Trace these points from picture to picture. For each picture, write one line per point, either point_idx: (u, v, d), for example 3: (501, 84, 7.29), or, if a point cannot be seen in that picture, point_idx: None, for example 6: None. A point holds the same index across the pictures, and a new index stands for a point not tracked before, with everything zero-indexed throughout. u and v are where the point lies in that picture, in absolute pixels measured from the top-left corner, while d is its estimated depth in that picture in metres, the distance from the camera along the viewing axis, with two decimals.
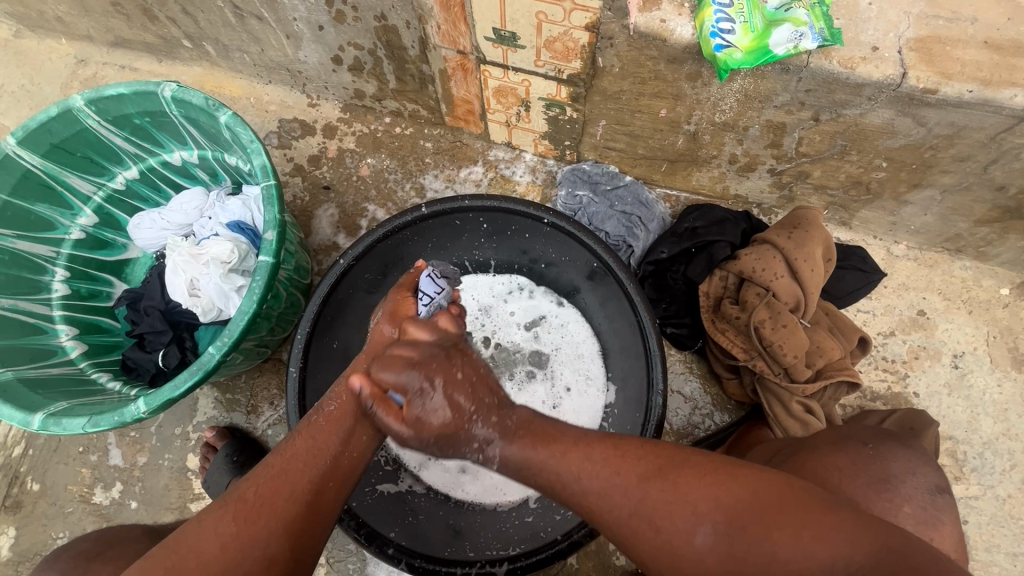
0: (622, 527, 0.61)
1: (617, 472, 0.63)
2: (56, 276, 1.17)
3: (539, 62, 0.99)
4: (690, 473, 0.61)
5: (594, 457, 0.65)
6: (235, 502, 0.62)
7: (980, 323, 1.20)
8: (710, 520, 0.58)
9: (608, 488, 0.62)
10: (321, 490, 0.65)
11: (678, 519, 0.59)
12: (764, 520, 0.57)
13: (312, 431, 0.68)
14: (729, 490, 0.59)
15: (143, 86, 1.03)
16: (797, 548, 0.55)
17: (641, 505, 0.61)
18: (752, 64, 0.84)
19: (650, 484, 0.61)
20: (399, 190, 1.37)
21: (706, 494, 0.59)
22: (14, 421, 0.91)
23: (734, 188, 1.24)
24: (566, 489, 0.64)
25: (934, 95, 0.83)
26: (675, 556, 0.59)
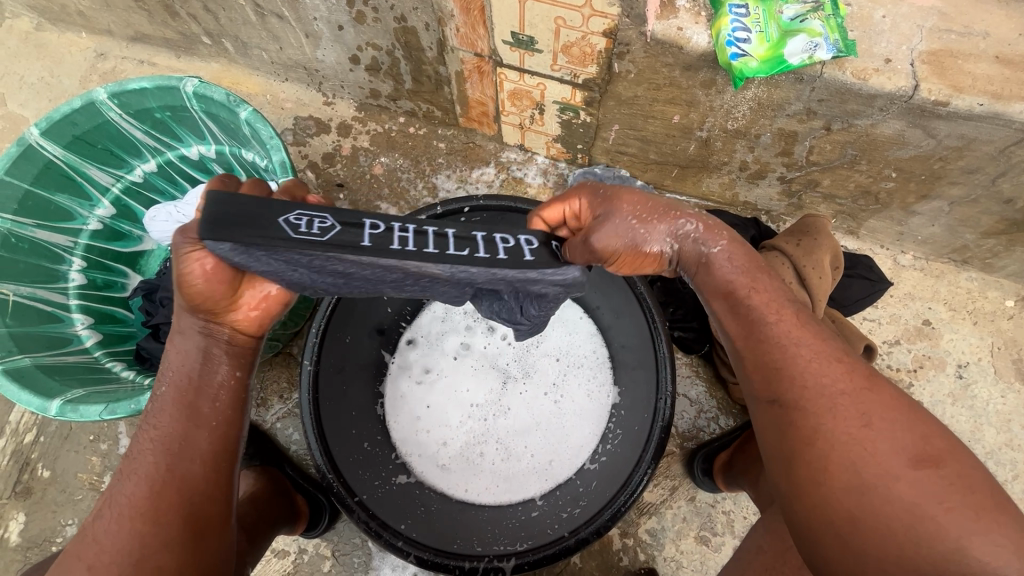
0: (833, 401, 0.62)
1: (850, 364, 0.65)
2: (73, 265, 1.19)
3: (555, 66, 1.01)
4: (921, 417, 0.62)
5: (816, 344, 0.66)
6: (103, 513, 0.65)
7: (985, 334, 1.21)
8: (922, 455, 0.59)
9: (838, 368, 0.64)
10: (183, 477, 0.65)
11: (900, 434, 0.60)
12: (963, 485, 0.58)
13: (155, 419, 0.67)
14: (946, 450, 0.60)
15: (165, 81, 1.05)
16: (973, 525, 0.55)
17: (866, 408, 0.62)
18: (766, 73, 0.85)
19: (879, 393, 0.63)
20: (411, 189, 1.38)
21: (936, 439, 0.60)
22: (31, 407, 0.93)
23: (743, 195, 1.25)
24: (775, 333, 0.66)
25: (945, 107, 0.85)
26: (864, 461, 0.60)
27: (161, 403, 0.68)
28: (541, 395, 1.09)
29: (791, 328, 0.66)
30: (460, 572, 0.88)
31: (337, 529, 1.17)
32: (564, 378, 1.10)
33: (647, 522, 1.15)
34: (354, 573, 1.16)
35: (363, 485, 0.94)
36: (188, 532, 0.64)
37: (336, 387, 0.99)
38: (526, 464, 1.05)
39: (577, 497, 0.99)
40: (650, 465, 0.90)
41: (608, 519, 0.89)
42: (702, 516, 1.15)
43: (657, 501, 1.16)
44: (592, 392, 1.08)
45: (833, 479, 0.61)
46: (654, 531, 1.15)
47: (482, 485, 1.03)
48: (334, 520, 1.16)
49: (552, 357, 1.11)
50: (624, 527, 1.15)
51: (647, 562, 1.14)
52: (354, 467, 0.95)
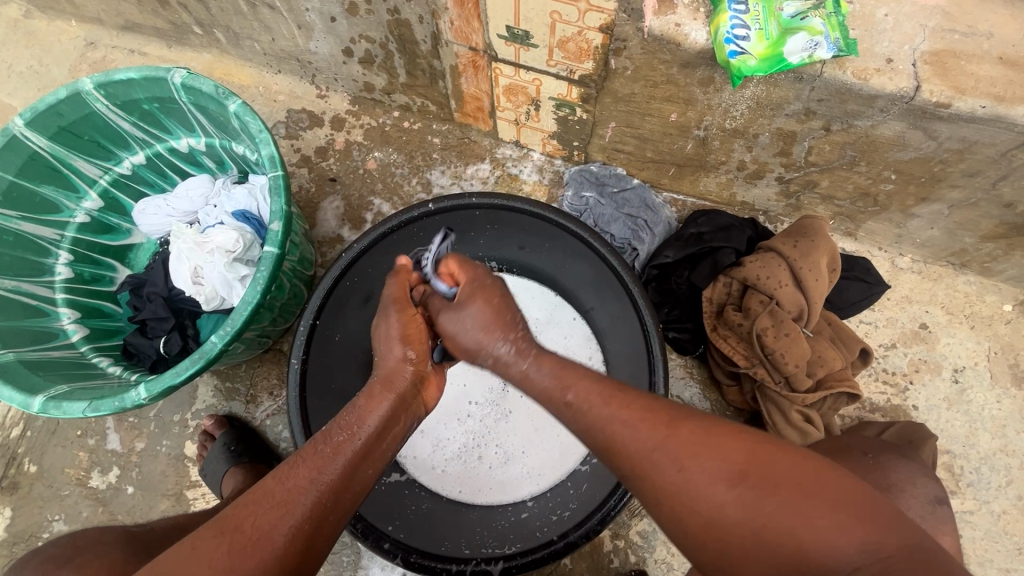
0: (647, 456, 0.59)
1: (650, 411, 0.62)
2: (60, 259, 1.17)
3: (551, 61, 0.99)
4: (713, 427, 0.58)
5: (631, 399, 0.63)
6: (229, 534, 0.57)
7: (982, 338, 1.20)
8: (736, 468, 0.54)
9: (639, 419, 0.61)
10: (320, 521, 0.60)
11: (704, 459, 0.56)
12: (799, 484, 0.52)
13: (314, 465, 0.63)
14: (769, 458, 0.55)
15: (152, 71, 1.03)
16: (829, 521, 0.49)
17: (666, 448, 0.58)
18: (766, 72, 0.83)
19: (680, 430, 0.58)
20: (405, 184, 1.37)
21: (741, 447, 0.56)
22: (13, 403, 0.91)
23: (740, 194, 1.23)
24: (593, 409, 0.64)
25: (946, 109, 0.83)
26: (696, 500, 0.55)
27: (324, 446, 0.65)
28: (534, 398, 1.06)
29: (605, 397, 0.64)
30: None
31: None
32: None
33: (639, 524, 1.14)
34: (342, 572, 1.15)
35: None
36: None
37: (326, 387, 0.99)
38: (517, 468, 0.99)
39: (566, 498, 0.95)
40: None
41: (598, 522, 0.89)
42: None
43: None
44: None
45: (694, 530, 0.55)
46: (645, 532, 1.14)
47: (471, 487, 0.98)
48: None
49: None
50: (615, 529, 1.14)
51: (638, 564, 1.13)
52: None
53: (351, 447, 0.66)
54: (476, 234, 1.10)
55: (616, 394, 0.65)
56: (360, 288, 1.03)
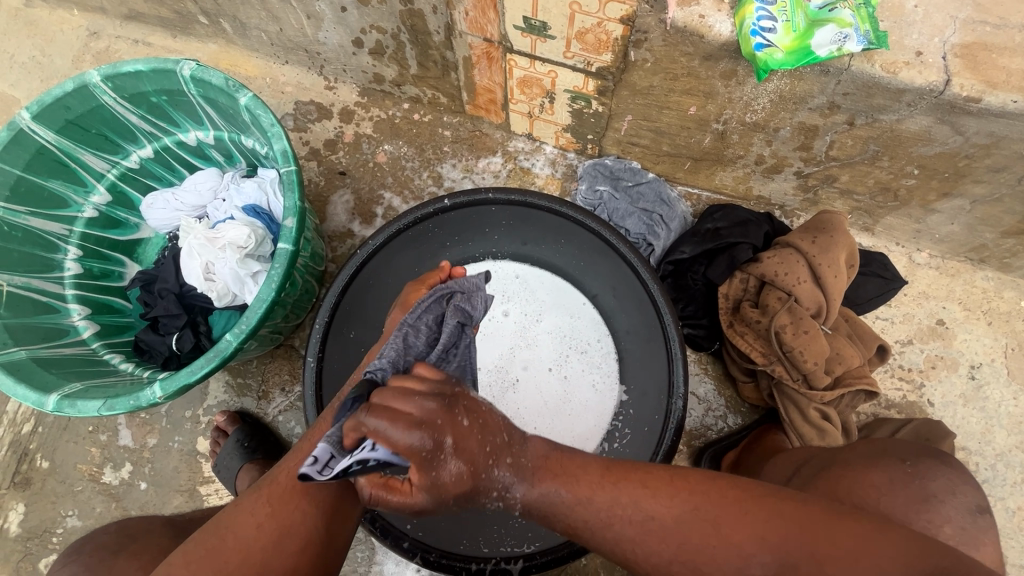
0: (666, 566, 0.59)
1: (653, 518, 0.60)
2: (69, 254, 1.15)
3: (568, 53, 0.97)
4: (723, 505, 0.60)
5: (629, 495, 0.61)
6: (269, 486, 0.67)
7: (999, 334, 1.19)
8: (760, 554, 0.56)
9: (643, 534, 0.60)
10: (347, 474, 0.69)
11: (726, 554, 0.57)
12: (814, 544, 0.55)
13: (334, 419, 0.72)
14: (788, 531, 0.57)
15: (161, 64, 1.01)
16: (853, 572, 0.53)
17: (681, 554, 0.58)
18: (792, 65, 0.82)
19: (690, 526, 0.59)
20: (416, 178, 1.35)
21: (748, 529, 0.57)
22: (28, 401, 0.90)
23: (757, 188, 1.21)
24: (589, 532, 0.61)
25: (977, 104, 0.81)
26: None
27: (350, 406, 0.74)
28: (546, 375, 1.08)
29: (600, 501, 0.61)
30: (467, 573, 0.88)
31: None
32: (565, 358, 1.09)
33: None
34: (357, 567, 1.15)
35: None
36: (318, 540, 0.65)
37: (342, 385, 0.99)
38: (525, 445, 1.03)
39: None
40: None
41: None
42: None
43: None
44: (598, 383, 1.06)
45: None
46: None
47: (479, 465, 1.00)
48: None
49: (553, 337, 1.10)
50: None
51: None
52: None
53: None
54: (491, 230, 1.09)
55: (615, 480, 0.62)
56: (377, 281, 1.02)
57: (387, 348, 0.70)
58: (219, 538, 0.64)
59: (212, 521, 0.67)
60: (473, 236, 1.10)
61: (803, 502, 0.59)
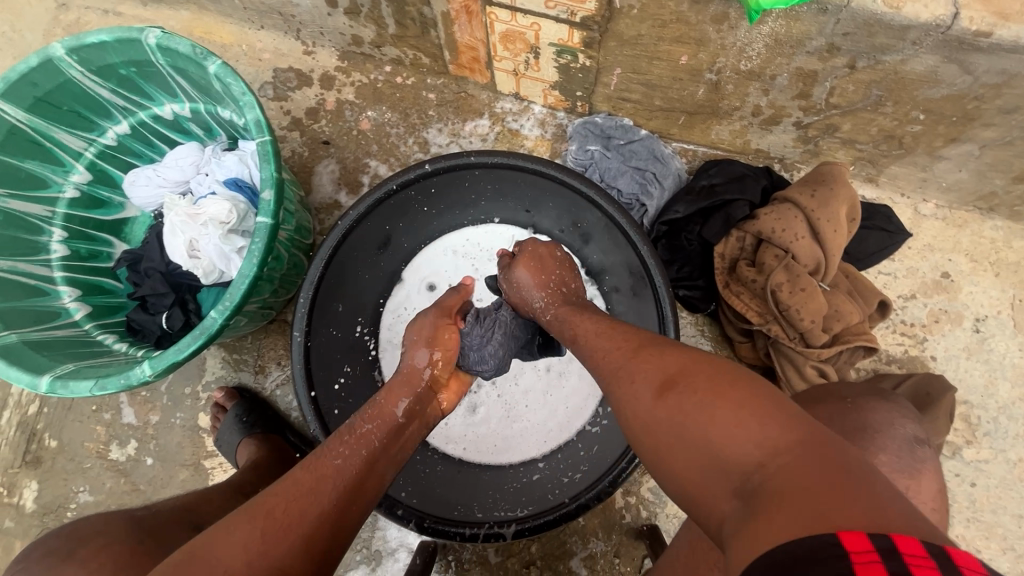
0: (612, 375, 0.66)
1: (625, 340, 0.69)
2: (54, 236, 1.14)
3: (550, 3, 0.91)
4: (678, 359, 0.61)
5: (607, 359, 0.70)
6: (264, 517, 0.57)
7: (1006, 286, 1.15)
8: (660, 381, 0.59)
9: (612, 350, 0.69)
10: (351, 510, 0.62)
11: (647, 375, 0.61)
12: (720, 397, 0.53)
13: (340, 450, 0.66)
14: (712, 381, 0.56)
15: (125, 33, 0.96)
16: (731, 420, 0.51)
17: (629, 397, 0.62)
18: (787, 4, 0.76)
19: (641, 356, 0.64)
20: (401, 145, 1.31)
21: (677, 360, 0.60)
22: (21, 383, 0.91)
23: (755, 142, 1.16)
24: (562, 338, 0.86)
25: (987, 39, 0.76)
26: (661, 438, 0.56)
27: (351, 442, 0.67)
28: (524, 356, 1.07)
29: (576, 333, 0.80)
30: (460, 539, 0.86)
31: None
32: None
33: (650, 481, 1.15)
34: (360, 533, 1.18)
35: None
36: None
37: (328, 356, 0.98)
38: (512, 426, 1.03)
39: (577, 462, 0.95)
40: None
41: (608, 484, 0.86)
42: None
43: None
44: None
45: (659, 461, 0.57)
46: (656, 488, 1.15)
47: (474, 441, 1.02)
48: None
49: None
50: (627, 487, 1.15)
51: (649, 519, 1.15)
52: None
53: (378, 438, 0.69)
54: (477, 198, 1.09)
55: (615, 357, 0.68)
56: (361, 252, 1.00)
57: (415, 383, 0.79)
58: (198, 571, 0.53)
59: (196, 542, 0.56)
60: (460, 201, 1.08)
61: (746, 374, 0.55)
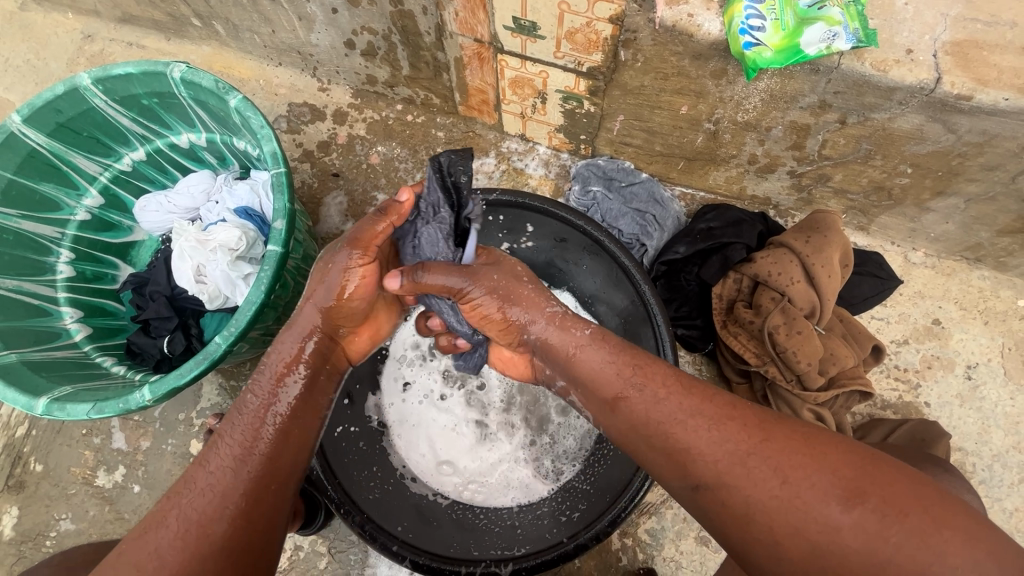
0: (732, 472, 0.59)
1: (736, 420, 0.62)
2: (61, 257, 1.15)
3: (559, 53, 0.96)
4: (832, 450, 0.57)
5: (706, 412, 0.63)
6: (157, 524, 0.62)
7: (995, 334, 1.18)
8: (846, 493, 0.54)
9: (725, 434, 0.61)
10: (262, 493, 0.66)
11: (817, 477, 0.56)
12: (925, 507, 0.52)
13: (237, 432, 0.68)
14: (880, 464, 0.56)
15: (151, 66, 1.01)
16: (964, 551, 0.50)
17: (765, 450, 0.59)
18: (782, 64, 0.81)
19: (779, 441, 0.59)
20: (409, 179, 1.34)
21: (849, 462, 0.56)
22: (17, 405, 0.90)
23: (751, 188, 1.21)
24: (666, 427, 0.64)
25: (968, 102, 0.81)
26: (807, 520, 0.54)
27: (246, 418, 0.69)
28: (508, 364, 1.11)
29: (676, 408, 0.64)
30: None
31: (332, 526, 1.17)
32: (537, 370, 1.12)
33: (647, 522, 1.13)
34: (350, 570, 1.16)
35: (358, 489, 0.91)
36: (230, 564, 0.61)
37: None
38: (485, 467, 1.02)
39: (578, 500, 0.94)
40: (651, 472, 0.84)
41: (608, 524, 0.85)
42: None
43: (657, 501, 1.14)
44: None
45: (786, 545, 0.55)
46: (653, 530, 1.14)
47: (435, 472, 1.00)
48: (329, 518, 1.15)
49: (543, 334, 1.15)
50: (624, 527, 1.14)
51: (645, 562, 1.13)
52: (348, 467, 0.92)
53: (264, 422, 0.69)
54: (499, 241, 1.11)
55: (685, 386, 0.66)
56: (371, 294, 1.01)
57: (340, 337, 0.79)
58: None
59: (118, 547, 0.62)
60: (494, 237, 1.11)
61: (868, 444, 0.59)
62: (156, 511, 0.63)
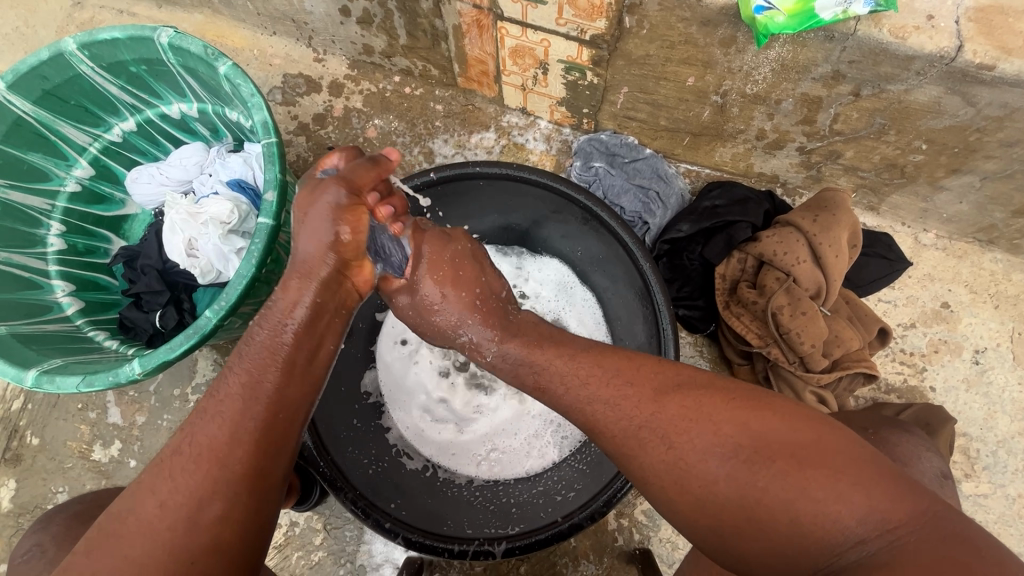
0: (630, 439, 0.62)
1: (629, 386, 0.65)
2: (52, 229, 1.13)
3: (560, 20, 0.92)
4: (708, 400, 0.61)
5: (608, 374, 0.66)
6: (171, 455, 0.61)
7: (1006, 318, 1.15)
8: (729, 446, 0.57)
9: (618, 398, 0.64)
10: (271, 429, 0.64)
11: (696, 434, 0.59)
12: (793, 450, 0.55)
13: (250, 365, 0.65)
14: (753, 413, 0.59)
15: (138, 30, 0.97)
16: (828, 487, 0.53)
17: (656, 422, 0.62)
18: (794, 30, 0.77)
19: (667, 402, 0.62)
20: (406, 154, 1.31)
21: (728, 415, 0.59)
22: (7, 377, 0.89)
23: (758, 166, 1.17)
24: (573, 394, 0.67)
25: (990, 72, 0.77)
26: (689, 475, 0.58)
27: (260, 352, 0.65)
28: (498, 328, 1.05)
29: (585, 380, 0.67)
30: (449, 555, 0.85)
31: (328, 503, 1.17)
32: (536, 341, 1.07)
33: (644, 503, 1.13)
34: (345, 546, 1.16)
35: (354, 469, 0.90)
36: (240, 500, 0.60)
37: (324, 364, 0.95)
38: (503, 437, 1.01)
39: (573, 480, 0.93)
40: None
41: (603, 505, 0.84)
42: None
43: None
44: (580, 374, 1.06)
45: (677, 497, 0.59)
46: (650, 511, 1.13)
47: (451, 451, 0.99)
48: (324, 494, 1.15)
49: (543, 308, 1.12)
50: (620, 508, 1.13)
51: (641, 542, 1.12)
52: (343, 444, 0.92)
53: (274, 357, 0.65)
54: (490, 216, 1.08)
55: (597, 360, 0.68)
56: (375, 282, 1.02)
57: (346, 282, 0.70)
58: (122, 519, 0.59)
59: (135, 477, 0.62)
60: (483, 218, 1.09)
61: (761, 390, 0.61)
62: (169, 442, 0.63)
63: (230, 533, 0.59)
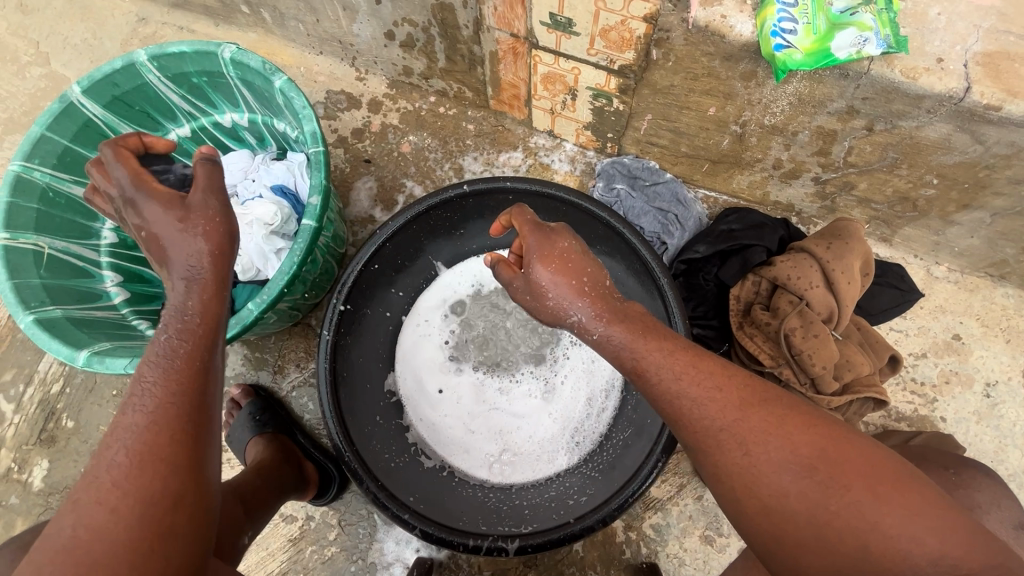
0: (710, 436, 0.65)
1: (720, 389, 0.67)
2: (106, 223, 1.22)
3: (592, 50, 0.99)
4: (794, 420, 0.64)
5: (701, 374, 0.68)
6: (102, 464, 0.58)
7: (1017, 353, 1.17)
8: (807, 468, 0.61)
9: (706, 398, 0.66)
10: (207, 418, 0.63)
11: (774, 451, 0.62)
12: (872, 486, 0.59)
13: (163, 363, 0.63)
14: (839, 444, 0.62)
15: (204, 46, 1.06)
16: (902, 525, 0.57)
17: (737, 427, 0.64)
18: (811, 66, 0.83)
19: (754, 414, 0.64)
20: (438, 169, 1.39)
21: (811, 441, 0.62)
22: (60, 356, 0.96)
23: (774, 194, 1.22)
24: (662, 384, 0.69)
25: (997, 112, 0.82)
26: (762, 486, 0.62)
27: (174, 347, 0.64)
28: (519, 322, 1.08)
29: (675, 373, 0.69)
30: (463, 549, 0.87)
31: (344, 500, 1.21)
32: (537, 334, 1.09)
33: (653, 517, 1.15)
34: (358, 543, 1.19)
35: (376, 462, 0.94)
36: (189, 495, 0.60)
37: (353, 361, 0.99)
38: (516, 438, 1.04)
39: (585, 486, 0.97)
40: (660, 457, 0.86)
41: (615, 509, 0.86)
42: (708, 516, 1.15)
43: (663, 497, 1.16)
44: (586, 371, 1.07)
45: (743, 500, 0.63)
46: (658, 526, 1.15)
47: (465, 448, 1.03)
48: (341, 489, 1.19)
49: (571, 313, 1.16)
50: (629, 520, 1.15)
51: (649, 556, 1.14)
52: (366, 438, 0.96)
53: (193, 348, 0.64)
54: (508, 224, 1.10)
55: (692, 360, 0.69)
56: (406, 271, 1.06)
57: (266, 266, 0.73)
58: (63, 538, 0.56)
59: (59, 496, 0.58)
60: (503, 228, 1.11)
61: (839, 421, 0.65)
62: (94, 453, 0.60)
63: (185, 526, 0.59)
